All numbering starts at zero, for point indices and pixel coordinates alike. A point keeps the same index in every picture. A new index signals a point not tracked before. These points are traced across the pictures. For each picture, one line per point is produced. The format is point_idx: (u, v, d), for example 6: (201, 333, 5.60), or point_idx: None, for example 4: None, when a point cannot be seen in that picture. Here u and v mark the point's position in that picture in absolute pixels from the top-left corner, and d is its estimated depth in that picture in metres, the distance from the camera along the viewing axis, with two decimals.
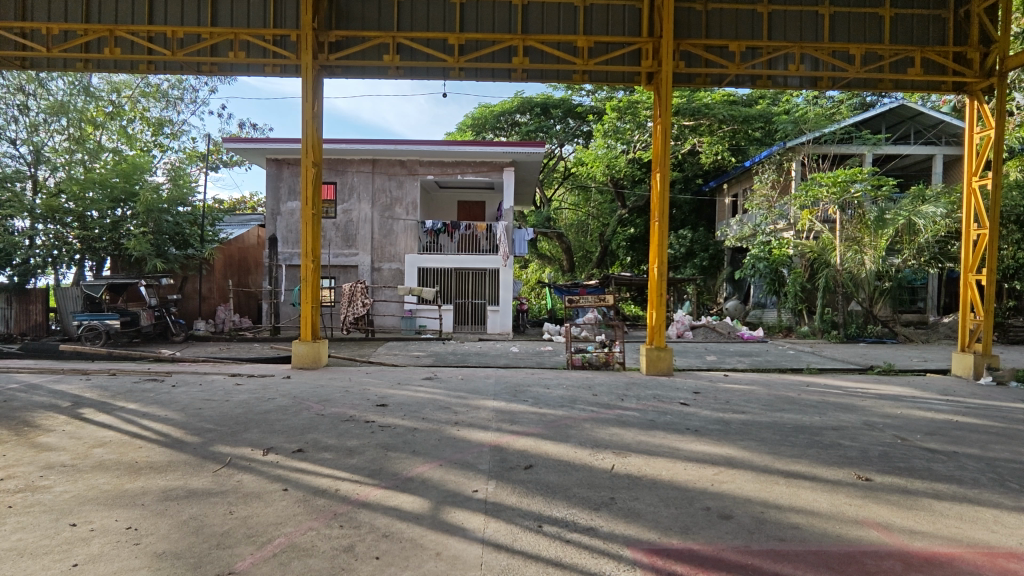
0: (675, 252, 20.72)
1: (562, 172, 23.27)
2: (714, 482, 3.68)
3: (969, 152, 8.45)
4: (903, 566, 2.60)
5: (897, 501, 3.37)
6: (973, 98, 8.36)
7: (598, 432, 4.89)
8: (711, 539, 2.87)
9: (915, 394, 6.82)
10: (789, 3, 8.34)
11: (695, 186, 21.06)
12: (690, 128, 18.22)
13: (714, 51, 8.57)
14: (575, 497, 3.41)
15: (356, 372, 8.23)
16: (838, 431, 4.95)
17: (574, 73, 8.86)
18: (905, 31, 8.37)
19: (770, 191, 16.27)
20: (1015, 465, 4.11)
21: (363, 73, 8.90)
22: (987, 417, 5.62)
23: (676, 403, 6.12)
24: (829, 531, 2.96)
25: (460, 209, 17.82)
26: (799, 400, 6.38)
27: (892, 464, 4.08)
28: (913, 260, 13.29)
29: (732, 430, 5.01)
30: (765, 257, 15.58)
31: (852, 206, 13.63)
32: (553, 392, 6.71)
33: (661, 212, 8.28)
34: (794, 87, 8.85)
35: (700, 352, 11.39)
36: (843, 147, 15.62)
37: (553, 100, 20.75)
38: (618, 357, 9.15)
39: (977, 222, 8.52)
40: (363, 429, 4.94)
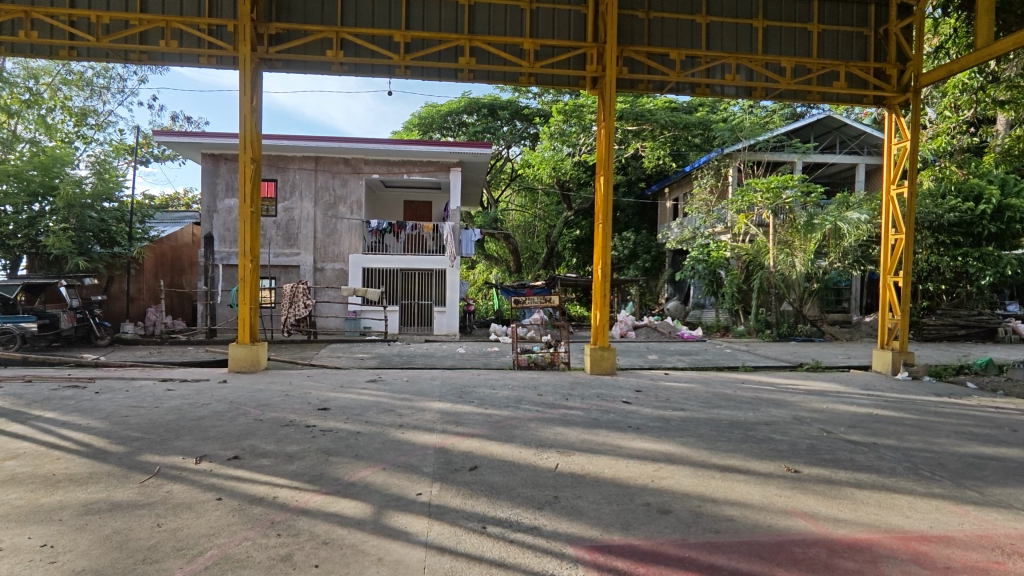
0: (619, 253, 21.21)
1: (510, 173, 23.40)
2: (653, 478, 3.78)
3: (887, 162, 9.02)
4: (827, 553, 2.75)
5: (822, 491, 3.57)
6: (891, 111, 8.94)
7: (543, 432, 4.93)
8: (650, 533, 2.95)
9: (839, 389, 7.24)
10: (726, 14, 8.69)
11: (638, 189, 21.57)
12: (633, 133, 18.72)
13: (656, 58, 8.80)
14: (519, 497, 3.43)
15: (297, 376, 7.99)
16: (770, 426, 5.19)
17: (521, 75, 8.91)
18: (831, 46, 8.86)
19: (708, 196, 16.90)
20: (927, 454, 4.42)
21: (305, 68, 8.63)
22: (903, 410, 6.03)
23: (618, 402, 6.25)
24: (760, 522, 3.10)
25: (407, 209, 17.60)
26: (735, 396, 6.66)
27: (819, 456, 4.32)
28: (838, 263, 14.12)
29: (671, 427, 5.16)
30: (703, 259, 16.10)
31: (784, 211, 14.34)
32: (499, 393, 6.73)
33: (605, 214, 8.42)
34: (730, 97, 9.18)
35: (642, 351, 11.66)
36: (775, 155, 16.38)
37: (500, 102, 20.80)
38: (563, 357, 9.27)
39: (895, 228, 9.11)
40: (304, 433, 4.80)
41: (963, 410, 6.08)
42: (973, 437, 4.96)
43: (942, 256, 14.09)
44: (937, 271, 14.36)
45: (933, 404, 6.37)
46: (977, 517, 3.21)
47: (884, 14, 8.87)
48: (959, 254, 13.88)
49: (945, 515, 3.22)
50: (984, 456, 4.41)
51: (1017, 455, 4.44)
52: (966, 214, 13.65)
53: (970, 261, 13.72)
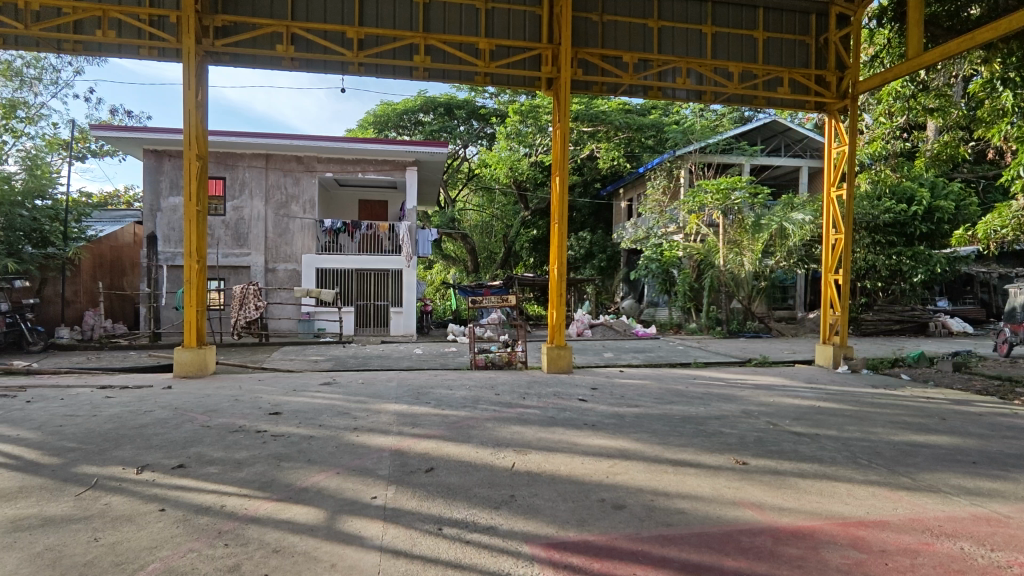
0: (576, 253, 21.44)
1: (467, 173, 23.35)
2: (608, 474, 3.84)
3: (828, 164, 9.42)
4: (772, 541, 2.86)
5: (768, 482, 3.70)
6: (831, 117, 9.33)
7: (500, 431, 4.94)
8: (605, 529, 2.99)
9: (785, 383, 7.53)
10: (677, 19, 8.90)
11: (594, 190, 21.83)
12: (588, 134, 18.96)
13: (610, 61, 8.94)
14: (475, 497, 3.42)
15: (248, 379, 7.75)
16: (720, 420, 5.36)
17: (476, 74, 8.87)
18: (776, 53, 9.21)
19: (661, 196, 17.11)
20: (864, 442, 4.65)
21: (254, 62, 8.39)
22: (843, 402, 6.33)
23: (574, 399, 6.32)
24: (710, 514, 3.19)
25: (362, 208, 17.30)
26: (687, 392, 6.84)
27: (765, 448, 4.48)
28: (784, 262, 14.71)
29: (626, 423, 5.26)
30: (657, 258, 16.37)
31: (733, 212, 14.81)
32: (456, 393, 6.70)
33: (561, 214, 8.51)
34: (682, 100, 9.38)
35: (598, 349, 11.84)
36: (725, 157, 16.88)
37: (457, 101, 20.70)
38: (520, 356, 9.30)
39: (835, 228, 9.53)
40: (254, 439, 4.65)
41: (898, 401, 6.43)
42: (906, 426, 5.25)
43: (878, 255, 14.73)
44: (873, 268, 14.97)
45: (871, 396, 6.71)
46: (909, 502, 3.40)
47: (823, 24, 9.29)
48: (894, 253, 14.63)
49: (881, 501, 3.40)
50: (916, 443, 4.68)
51: (946, 442, 4.72)
52: (900, 215, 14.62)
53: (904, 259, 14.51)
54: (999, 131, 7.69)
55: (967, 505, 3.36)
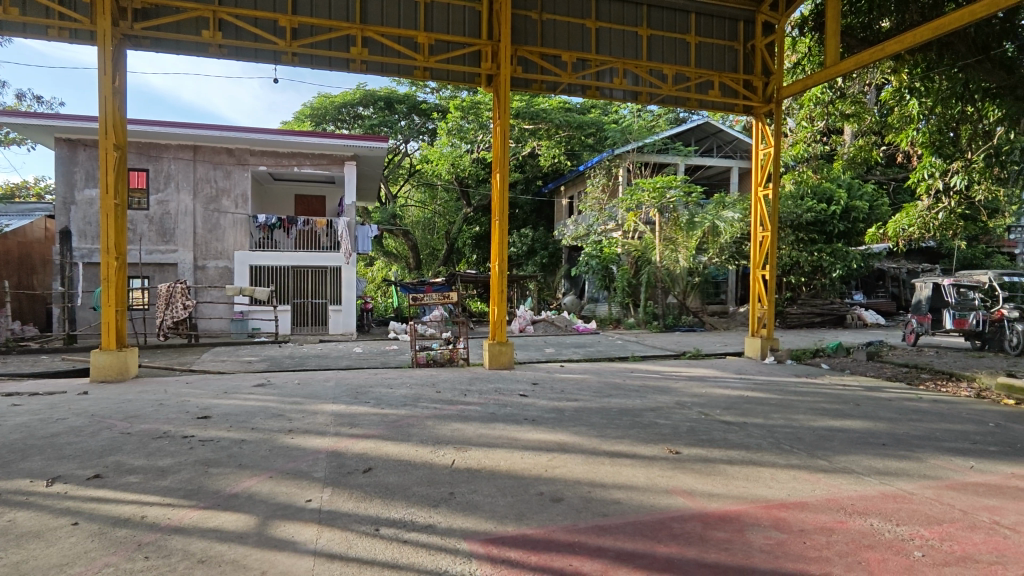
0: (517, 250, 21.54)
1: (408, 169, 23.04)
2: (547, 468, 3.88)
3: (755, 166, 9.84)
4: (702, 526, 2.97)
5: (700, 469, 3.85)
6: (758, 119, 9.76)
7: (440, 429, 4.90)
8: (543, 522, 3.03)
9: (717, 374, 7.85)
10: (614, 20, 9.09)
11: (535, 188, 22.03)
12: (529, 132, 19.11)
13: (549, 60, 9.02)
14: (414, 496, 3.39)
15: (175, 383, 7.36)
16: (655, 412, 5.53)
17: (416, 69, 8.70)
18: (707, 57, 9.56)
19: (600, 195, 17.74)
20: (788, 429, 4.92)
21: (178, 48, 7.96)
22: (769, 391, 6.67)
23: (515, 395, 6.36)
24: (644, 503, 3.29)
25: (298, 203, 16.73)
26: (624, 385, 7.02)
27: (697, 437, 4.65)
28: (716, 259, 15.37)
29: (566, 417, 5.34)
30: (596, 256, 16.65)
31: (668, 210, 15.31)
32: (396, 391, 6.60)
33: (501, 211, 8.52)
34: (619, 100, 9.59)
35: (540, 345, 11.96)
36: (661, 157, 17.40)
37: (397, 95, 20.32)
38: (462, 353, 9.26)
39: (762, 226, 10.01)
40: (180, 445, 4.42)
41: (818, 389, 6.84)
42: (824, 412, 5.59)
43: (802, 251, 15.62)
44: (797, 264, 15.83)
45: (794, 385, 7.10)
46: (826, 483, 3.62)
47: (750, 31, 9.72)
48: (816, 249, 15.53)
49: (801, 483, 3.60)
50: (833, 428, 4.99)
51: (859, 426, 5.06)
52: (821, 214, 15.57)
53: (825, 255, 15.44)
54: (907, 136, 8.28)
55: (877, 484, 3.62)
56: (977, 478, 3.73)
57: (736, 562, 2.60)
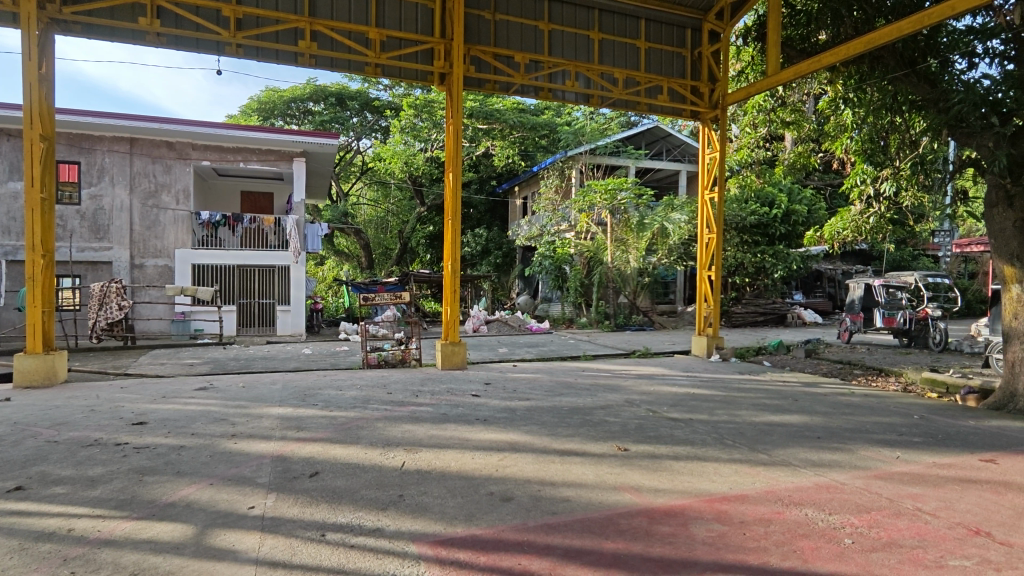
0: (471, 250, 21.50)
1: (360, 166, 22.64)
2: (497, 468, 3.89)
3: (702, 169, 10.14)
4: (648, 521, 3.04)
5: (646, 466, 3.93)
6: (704, 125, 10.06)
7: (391, 430, 4.84)
8: (493, 522, 3.03)
9: (665, 372, 8.05)
10: (566, 23, 9.19)
11: (489, 188, 22.05)
12: (483, 131, 19.07)
13: (502, 60, 9.03)
14: (362, 499, 3.33)
15: (108, 387, 6.97)
16: (605, 410, 5.62)
17: (367, 65, 8.58)
18: (656, 63, 9.80)
19: (554, 195, 17.90)
20: (730, 425, 5.09)
21: (113, 35, 7.57)
22: (713, 388, 6.89)
23: (468, 395, 6.34)
24: (592, 500, 3.34)
25: (244, 200, 16.17)
26: (575, 384, 7.11)
27: (645, 434, 4.76)
28: (665, 259, 15.75)
29: (517, 416, 5.37)
30: (550, 256, 16.83)
31: (620, 211, 15.65)
32: (346, 393, 6.47)
33: (454, 210, 8.48)
34: (571, 102, 9.67)
35: (494, 345, 12.00)
36: (613, 159, 17.73)
37: (349, 91, 19.91)
38: (415, 354, 9.16)
39: (708, 228, 10.31)
40: (112, 453, 4.20)
41: (759, 385, 7.11)
42: (764, 408, 5.82)
43: (746, 253, 16.22)
44: (742, 266, 16.39)
45: (738, 382, 7.36)
46: (765, 476, 3.77)
47: (697, 39, 10.01)
48: (759, 250, 16.16)
49: (741, 477, 3.74)
50: (772, 423, 5.20)
51: (797, 420, 5.30)
52: (763, 217, 16.26)
53: (767, 256, 16.09)
54: (842, 143, 8.71)
55: (812, 475, 3.79)
56: (901, 468, 3.97)
57: (680, 555, 2.67)
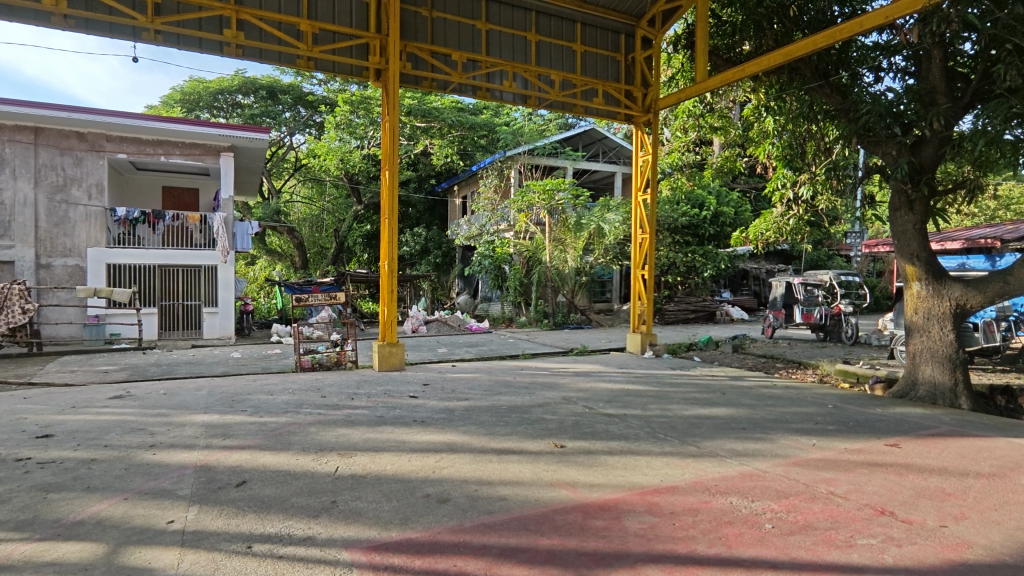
0: (410, 249, 21.21)
1: (293, 163, 21.88)
2: (434, 469, 3.85)
3: (636, 171, 10.43)
4: (582, 516, 3.09)
5: (582, 462, 4.00)
6: (637, 128, 10.34)
7: (324, 435, 4.70)
8: (428, 524, 3.00)
9: (601, 369, 8.23)
10: (503, 24, 9.22)
11: (428, 186, 21.88)
12: (421, 129, 18.79)
13: (439, 58, 8.95)
14: (292, 508, 3.21)
15: (9, 399, 6.39)
16: (543, 408, 5.68)
17: (299, 58, 8.32)
18: (592, 66, 9.99)
19: (493, 195, 17.94)
20: (662, 419, 5.26)
21: (13, 14, 6.96)
22: (647, 383, 7.11)
23: (405, 396, 6.26)
24: (529, 498, 3.36)
25: (166, 196, 15.26)
26: (514, 383, 7.15)
27: (581, 430, 4.84)
28: (602, 259, 16.19)
29: (455, 416, 5.33)
30: (489, 255, 16.81)
31: (557, 212, 15.88)
32: (277, 398, 6.24)
33: (390, 209, 8.34)
34: (509, 103, 9.71)
35: (433, 345, 11.89)
36: (551, 160, 17.95)
37: (281, 85, 19.17)
38: (351, 355, 8.93)
39: (642, 228, 10.61)
40: (12, 470, 3.86)
41: (690, 380, 7.39)
42: (694, 401, 6.05)
43: (678, 253, 16.82)
44: (674, 265, 16.95)
45: (670, 377, 7.62)
46: (694, 467, 3.91)
47: (631, 44, 10.30)
48: (690, 251, 16.82)
49: (672, 469, 3.87)
50: (701, 416, 5.41)
51: (724, 412, 5.53)
52: (694, 218, 16.96)
53: (697, 256, 16.76)
54: (765, 149, 9.16)
55: (737, 465, 3.97)
56: (817, 454, 4.22)
57: (612, 548, 2.74)
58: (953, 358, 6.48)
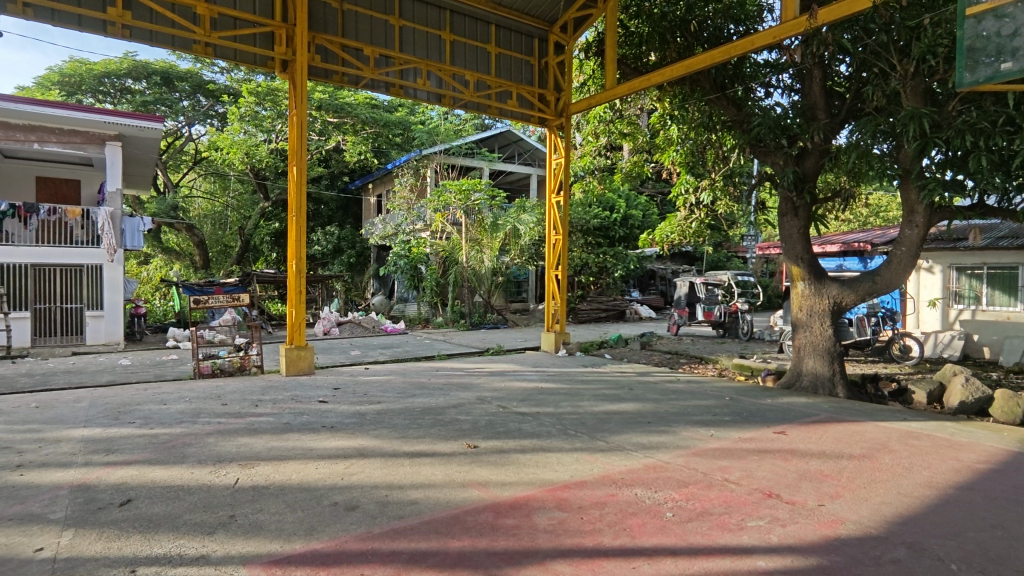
0: (322, 248, 20.38)
1: (192, 156, 20.40)
2: (343, 476, 3.73)
3: (550, 173, 10.63)
4: (493, 515, 3.11)
5: (494, 461, 4.02)
6: (550, 131, 10.55)
7: (224, 445, 4.43)
8: (335, 534, 2.90)
9: (516, 368, 8.33)
10: (417, 21, 9.09)
11: (341, 184, 21.22)
12: (333, 125, 18.05)
13: (350, 52, 8.69)
14: (185, 525, 2.99)
15: None
16: (457, 408, 5.66)
17: (195, 43, 7.75)
18: (506, 68, 10.09)
19: (409, 194, 17.68)
20: (573, 415, 5.41)
21: None
22: (559, 381, 7.28)
23: (314, 402, 6.02)
24: (440, 500, 3.33)
25: (41, 187, 13.67)
26: (428, 384, 7.08)
27: (494, 430, 4.87)
28: (517, 259, 16.42)
29: (366, 420, 5.20)
30: (405, 255, 16.49)
31: (473, 212, 15.90)
32: (172, 407, 5.80)
33: (298, 206, 8.00)
34: (423, 101, 9.59)
35: (345, 347, 11.52)
36: (467, 160, 17.93)
37: (177, 71, 17.84)
38: (255, 360, 8.46)
39: (556, 229, 10.83)
40: None
41: (600, 377, 7.64)
42: (604, 397, 6.26)
43: (590, 254, 17.39)
44: (586, 265, 17.46)
45: (583, 374, 7.84)
46: (602, 462, 4.04)
47: (544, 49, 10.52)
48: (601, 252, 17.43)
49: (581, 464, 3.98)
50: (610, 411, 5.61)
51: (631, 407, 5.77)
52: (605, 220, 17.60)
53: (608, 257, 17.39)
54: (669, 155, 9.63)
55: (642, 457, 4.15)
56: (714, 444, 4.50)
57: (522, 546, 2.77)
58: (832, 351, 7.13)
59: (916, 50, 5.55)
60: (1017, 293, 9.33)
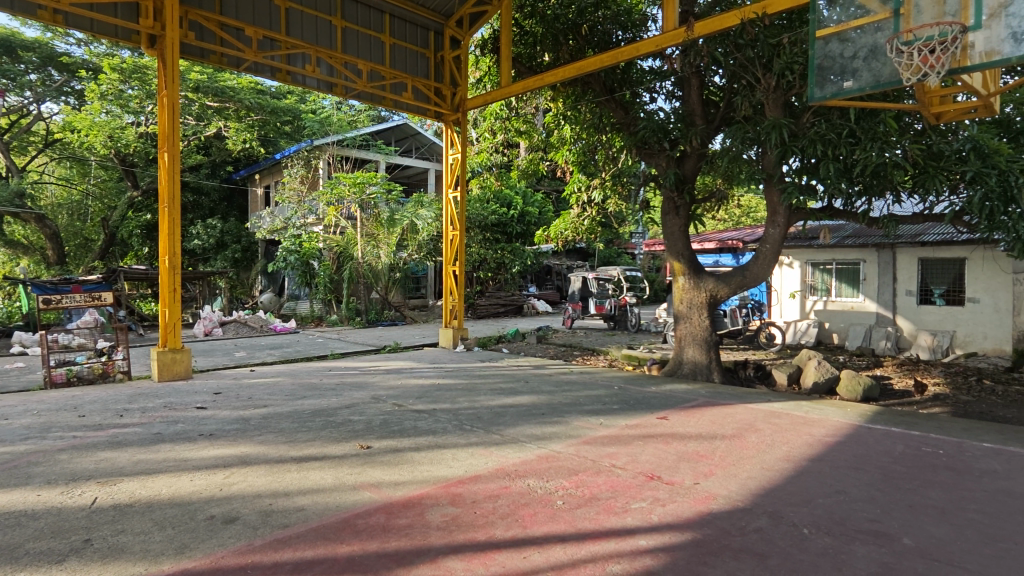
0: (203, 243, 18.83)
1: (42, 137, 18.02)
2: (221, 486, 3.48)
3: (446, 169, 10.62)
4: (384, 516, 3.04)
5: (387, 461, 3.93)
6: (446, 126, 10.50)
7: (81, 461, 3.97)
8: (210, 550, 2.69)
9: (413, 366, 8.22)
10: (305, 4, 8.62)
11: (224, 174, 19.79)
12: (213, 110, 16.72)
13: (229, 31, 8.08)
14: (27, 555, 2.65)
15: None
16: (350, 409, 5.48)
17: (41, 9, 6.83)
18: (401, 60, 9.86)
19: (299, 186, 16.79)
20: (469, 410, 5.42)
21: None
22: (456, 377, 7.26)
23: (190, 408, 5.56)
24: (329, 504, 3.20)
25: None
26: (320, 384, 6.78)
27: (388, 429, 4.76)
28: (415, 254, 16.10)
29: (251, 426, 4.88)
30: (296, 250, 15.67)
31: (369, 206, 15.48)
32: (15, 422, 5.09)
33: (170, 196, 7.30)
34: (312, 88, 9.20)
35: (228, 349, 10.75)
36: (362, 152, 17.34)
37: (21, 39, 15.59)
38: (121, 365, 7.62)
39: (453, 224, 10.79)
40: None
41: (497, 371, 7.71)
42: (500, 392, 6.33)
43: (488, 249, 17.45)
44: (484, 261, 17.54)
45: (480, 369, 7.88)
46: (496, 455, 4.09)
47: (440, 43, 10.45)
48: (499, 248, 17.56)
49: (476, 458, 4.00)
50: (506, 405, 5.69)
51: (526, 400, 5.88)
52: (503, 216, 17.83)
53: (506, 253, 17.60)
54: (563, 154, 9.88)
55: (535, 448, 4.24)
56: (603, 432, 4.71)
57: (414, 545, 2.74)
58: (708, 340, 7.71)
59: (777, 66, 6.12)
60: (860, 285, 10.60)
